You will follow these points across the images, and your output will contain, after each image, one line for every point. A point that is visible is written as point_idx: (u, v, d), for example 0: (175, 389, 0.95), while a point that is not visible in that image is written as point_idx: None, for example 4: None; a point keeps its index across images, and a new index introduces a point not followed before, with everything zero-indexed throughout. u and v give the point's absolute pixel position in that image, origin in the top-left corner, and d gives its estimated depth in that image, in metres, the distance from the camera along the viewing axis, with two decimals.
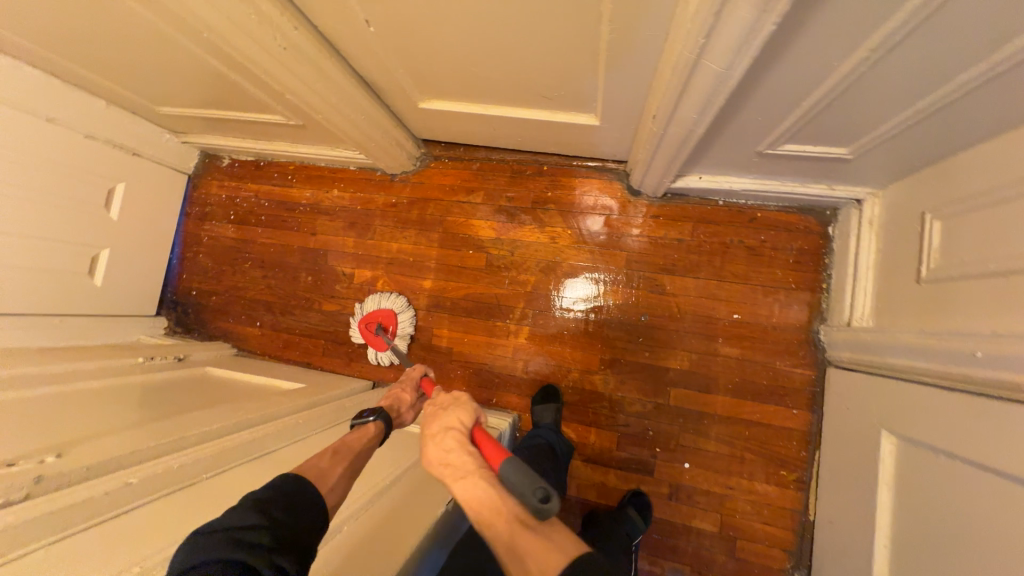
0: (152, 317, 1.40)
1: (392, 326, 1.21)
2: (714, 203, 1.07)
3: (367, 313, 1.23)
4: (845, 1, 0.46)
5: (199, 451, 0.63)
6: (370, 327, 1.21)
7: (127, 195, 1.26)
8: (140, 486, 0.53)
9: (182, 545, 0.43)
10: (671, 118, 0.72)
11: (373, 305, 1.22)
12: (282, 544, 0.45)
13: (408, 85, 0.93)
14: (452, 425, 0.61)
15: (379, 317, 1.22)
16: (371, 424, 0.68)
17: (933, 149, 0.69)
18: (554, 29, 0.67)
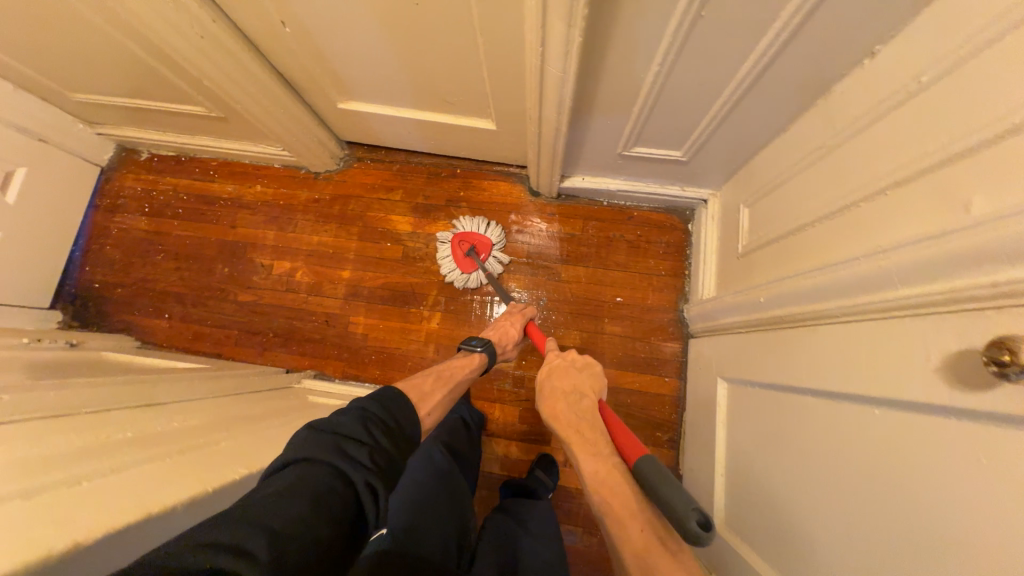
0: (44, 310, 1.33)
1: (486, 253, 1.23)
2: (600, 204, 1.25)
3: (462, 233, 1.24)
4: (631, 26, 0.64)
5: (81, 394, 0.64)
6: (464, 245, 1.22)
7: (28, 181, 1.23)
8: (24, 403, 0.56)
9: (303, 436, 0.54)
10: (541, 119, 0.89)
11: (474, 228, 1.24)
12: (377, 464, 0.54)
13: (327, 85, 1.04)
14: (584, 390, 0.84)
15: (473, 241, 1.23)
16: (479, 355, 0.96)
17: (736, 151, 0.91)
18: (444, 40, 0.82)
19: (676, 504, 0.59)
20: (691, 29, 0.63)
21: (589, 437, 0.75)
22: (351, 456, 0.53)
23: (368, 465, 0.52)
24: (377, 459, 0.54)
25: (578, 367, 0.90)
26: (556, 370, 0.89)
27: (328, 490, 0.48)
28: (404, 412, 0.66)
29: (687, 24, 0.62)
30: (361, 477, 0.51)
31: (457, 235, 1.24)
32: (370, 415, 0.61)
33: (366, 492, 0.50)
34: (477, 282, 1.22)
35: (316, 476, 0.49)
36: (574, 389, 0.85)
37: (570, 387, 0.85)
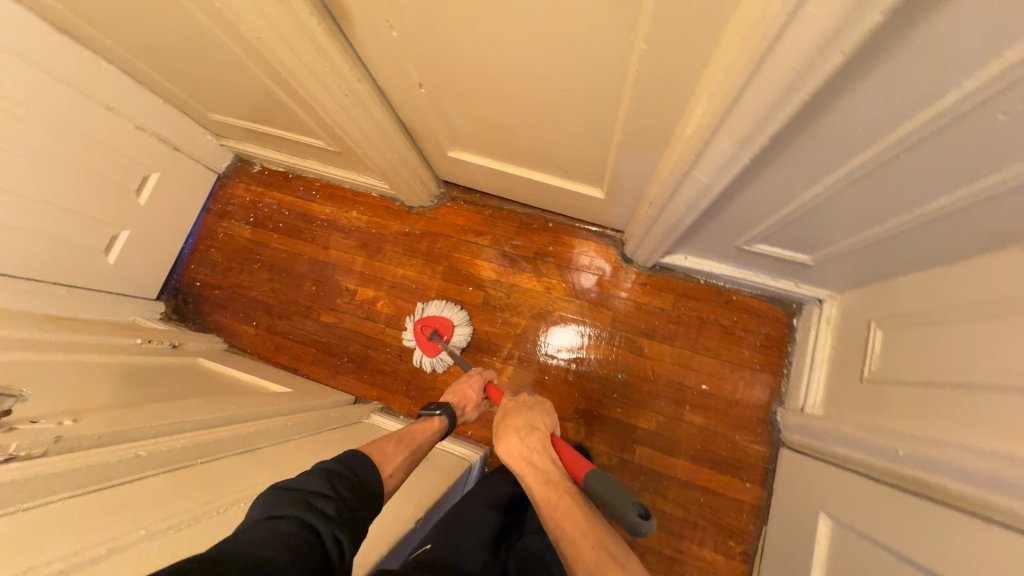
0: (152, 301, 1.44)
1: (448, 334, 1.24)
2: (696, 281, 1.19)
3: (427, 316, 1.26)
4: (802, 155, 0.58)
5: (199, 439, 0.67)
6: (426, 329, 1.24)
7: (159, 185, 1.34)
8: (152, 458, 0.60)
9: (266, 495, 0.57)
10: (664, 207, 0.84)
11: (434, 310, 1.26)
12: (343, 516, 0.58)
13: (443, 137, 1.05)
14: (536, 424, 0.82)
15: (436, 324, 1.25)
16: (439, 418, 0.94)
17: (880, 268, 0.82)
18: (578, 120, 0.80)
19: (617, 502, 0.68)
20: (878, 169, 0.56)
21: (542, 466, 0.77)
22: (320, 511, 0.57)
23: (332, 518, 0.56)
24: (341, 512, 0.59)
25: (528, 406, 0.89)
26: (508, 411, 0.88)
27: (294, 542, 0.51)
28: (368, 471, 0.69)
29: (873, 164, 0.55)
30: (327, 530, 0.55)
31: (420, 320, 1.27)
32: (335, 472, 0.65)
33: (332, 545, 0.54)
34: (447, 364, 1.23)
35: (284, 530, 0.52)
36: (528, 424, 0.83)
37: (523, 424, 0.83)
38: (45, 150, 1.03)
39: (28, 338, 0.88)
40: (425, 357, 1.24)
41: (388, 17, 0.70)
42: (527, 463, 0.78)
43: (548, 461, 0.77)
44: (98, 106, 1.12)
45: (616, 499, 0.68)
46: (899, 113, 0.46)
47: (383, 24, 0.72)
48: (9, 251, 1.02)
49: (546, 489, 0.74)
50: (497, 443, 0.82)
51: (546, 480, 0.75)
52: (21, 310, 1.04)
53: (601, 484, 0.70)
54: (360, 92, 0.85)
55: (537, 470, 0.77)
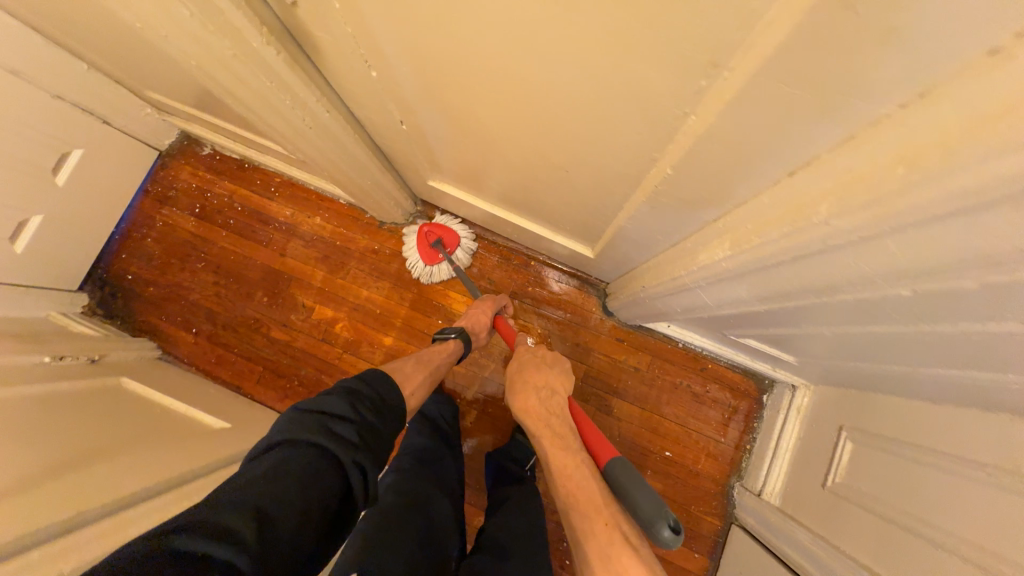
0: (72, 293, 1.27)
1: (452, 248, 1.19)
2: (673, 343, 1.15)
3: (434, 223, 1.20)
4: (817, 313, 0.53)
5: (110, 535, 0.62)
6: (430, 237, 1.18)
7: (83, 164, 1.14)
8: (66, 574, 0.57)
9: (289, 416, 0.62)
10: (655, 297, 0.78)
11: (443, 219, 1.20)
12: (363, 442, 0.63)
13: (424, 168, 0.94)
14: (555, 388, 0.88)
15: (441, 232, 1.19)
16: (454, 341, 0.97)
17: (862, 383, 0.80)
18: (578, 197, 0.71)
19: (647, 511, 0.64)
20: (891, 339, 0.52)
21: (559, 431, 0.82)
22: (337, 436, 0.61)
23: (354, 447, 0.61)
24: (361, 437, 0.63)
25: (551, 363, 0.94)
26: (527, 365, 0.93)
27: (320, 471, 0.57)
28: (380, 393, 0.73)
29: (890, 335, 0.50)
30: (348, 458, 0.59)
31: (428, 224, 1.20)
32: (357, 396, 0.68)
33: (353, 471, 0.59)
34: (444, 276, 1.20)
35: (308, 461, 0.57)
36: (545, 385, 0.89)
37: (541, 384, 0.89)
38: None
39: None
40: (422, 262, 1.19)
41: (367, 56, 0.57)
42: (544, 420, 0.84)
43: (567, 426, 0.82)
44: (7, 73, 0.92)
45: (647, 500, 0.64)
46: (931, 319, 0.42)
47: (360, 62, 0.58)
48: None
49: (563, 454, 0.78)
50: (517, 397, 0.89)
51: (565, 447, 0.79)
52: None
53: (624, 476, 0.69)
54: (330, 124, 0.72)
55: (554, 433, 0.82)
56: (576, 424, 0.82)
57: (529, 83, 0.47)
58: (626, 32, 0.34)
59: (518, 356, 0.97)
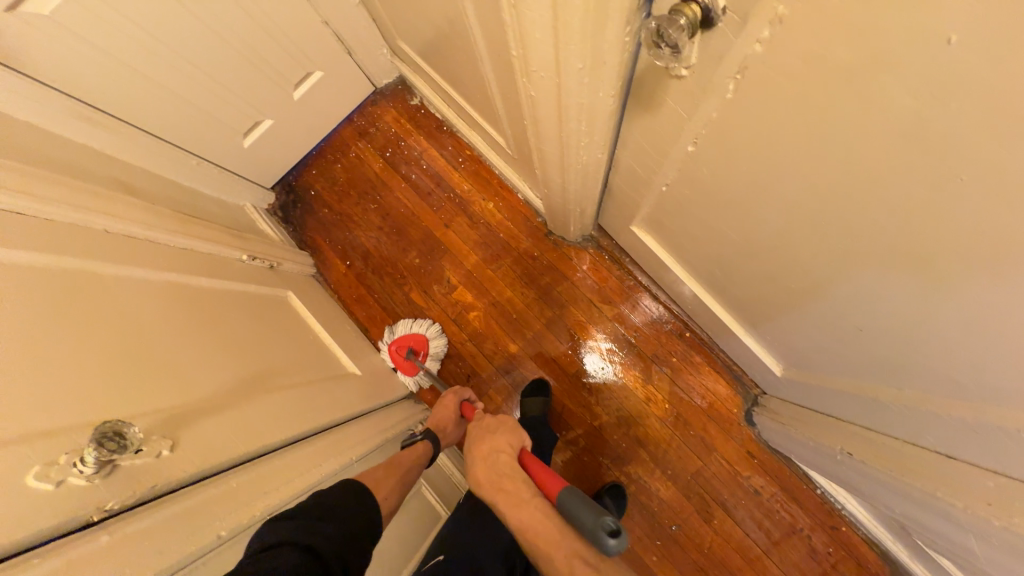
0: (266, 190, 1.39)
1: (423, 350, 1.21)
2: (810, 485, 1.02)
3: (397, 337, 1.24)
4: None
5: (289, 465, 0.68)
6: (399, 349, 1.22)
7: (316, 85, 1.22)
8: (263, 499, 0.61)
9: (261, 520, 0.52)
10: (862, 472, 0.68)
11: (402, 329, 1.24)
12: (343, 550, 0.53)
13: (639, 216, 0.87)
14: (500, 450, 0.76)
15: (410, 341, 1.23)
16: (421, 442, 0.87)
17: None
18: (838, 343, 0.61)
19: (586, 529, 0.59)
20: None
21: (512, 492, 0.69)
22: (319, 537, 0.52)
23: (330, 538, 0.53)
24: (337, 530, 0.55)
25: (494, 427, 0.82)
26: (476, 437, 0.82)
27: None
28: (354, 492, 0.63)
29: None
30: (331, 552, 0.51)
31: (393, 342, 1.24)
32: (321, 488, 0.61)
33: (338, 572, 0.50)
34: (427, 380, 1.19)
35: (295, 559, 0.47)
36: (491, 452, 0.76)
37: (488, 450, 0.77)
38: (211, 8, 0.88)
39: (124, 236, 0.79)
40: (404, 375, 1.21)
41: (700, 137, 0.49)
42: (498, 489, 0.70)
43: (517, 484, 0.70)
44: None
45: (587, 512, 0.59)
46: None
47: (685, 135, 0.51)
48: (145, 107, 0.94)
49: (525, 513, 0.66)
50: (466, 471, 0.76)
51: (517, 499, 0.68)
52: (132, 166, 0.97)
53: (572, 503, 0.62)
54: (592, 164, 0.67)
55: (509, 494, 0.69)
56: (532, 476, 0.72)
57: (935, 267, 0.38)
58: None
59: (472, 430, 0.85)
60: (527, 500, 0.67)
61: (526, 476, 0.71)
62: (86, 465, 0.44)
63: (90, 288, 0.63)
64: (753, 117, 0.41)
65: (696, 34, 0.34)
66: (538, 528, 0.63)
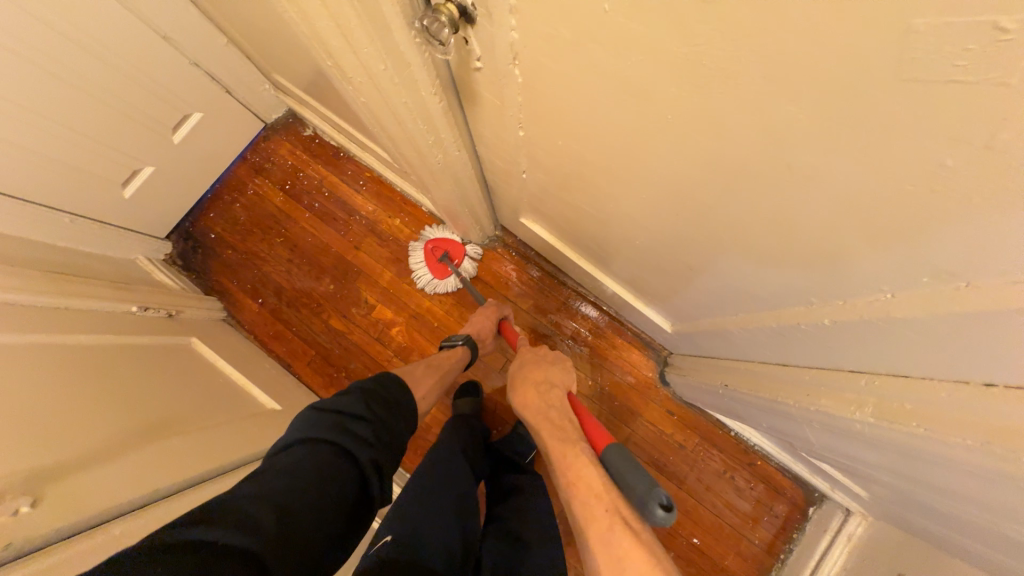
0: (159, 240, 1.33)
1: (460, 258, 1.21)
2: (725, 429, 1.11)
3: (437, 238, 1.23)
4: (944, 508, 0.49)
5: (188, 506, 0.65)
6: (437, 250, 1.21)
7: (198, 126, 1.21)
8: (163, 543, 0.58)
9: (305, 415, 0.61)
10: (737, 399, 0.76)
11: (446, 232, 1.23)
12: (376, 439, 0.63)
13: (522, 207, 0.94)
14: (555, 383, 0.89)
15: (447, 245, 1.22)
16: (462, 348, 1.00)
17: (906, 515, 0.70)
18: (687, 287, 0.70)
19: (637, 492, 0.62)
20: None
21: (563, 430, 0.78)
22: (355, 434, 0.61)
23: (367, 446, 0.61)
24: (377, 436, 0.63)
25: (552, 362, 0.96)
26: (531, 363, 0.96)
27: (334, 471, 0.55)
28: (401, 402, 0.73)
29: None
30: (365, 457, 0.59)
31: (432, 240, 1.23)
32: (371, 395, 0.69)
33: (370, 470, 0.59)
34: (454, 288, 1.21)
35: (326, 454, 0.56)
36: (546, 382, 0.90)
37: (542, 381, 0.90)
38: (68, 65, 0.86)
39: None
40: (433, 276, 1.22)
41: (521, 122, 0.56)
42: (545, 419, 0.82)
43: (568, 424, 0.80)
44: (155, 38, 0.98)
45: (641, 475, 0.64)
46: None
47: (510, 122, 0.57)
48: None
49: (561, 444, 0.75)
50: (518, 394, 0.90)
51: (563, 437, 0.76)
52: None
53: (621, 457, 0.68)
54: (453, 162, 0.72)
55: (554, 426, 0.79)
56: (582, 425, 0.79)
57: (700, 199, 0.46)
58: (869, 214, 0.32)
59: (522, 357, 1.00)
60: (574, 444, 0.74)
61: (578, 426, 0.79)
62: None
63: None
64: (544, 97, 0.48)
65: (459, 29, 0.40)
66: (572, 463, 0.70)
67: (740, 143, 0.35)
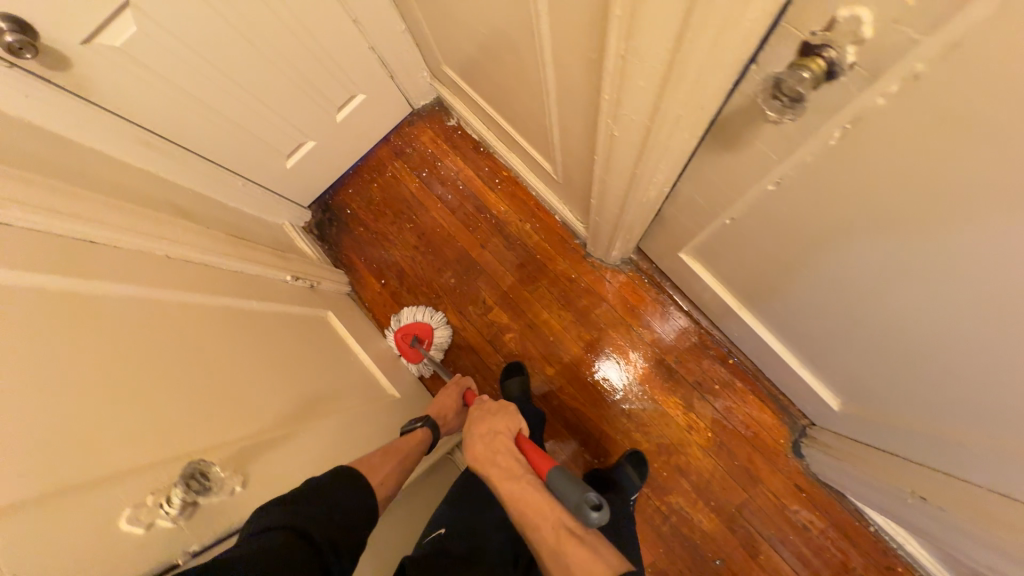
0: (302, 209, 1.40)
1: (427, 338, 1.23)
2: (862, 522, 0.99)
3: (404, 324, 1.25)
4: None
5: None
6: (406, 337, 1.23)
7: (359, 107, 1.25)
8: None
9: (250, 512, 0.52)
10: (939, 518, 0.65)
11: (409, 317, 1.25)
12: (330, 523, 0.53)
13: (689, 244, 0.86)
14: (500, 425, 0.77)
15: (414, 329, 1.24)
16: (420, 429, 0.84)
17: None
18: (916, 382, 0.60)
19: (572, 504, 0.61)
20: None
21: (506, 466, 0.70)
22: (307, 515, 0.52)
23: (319, 521, 0.52)
24: (328, 510, 0.54)
25: (493, 405, 0.83)
26: (475, 416, 0.83)
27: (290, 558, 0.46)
28: (359, 493, 0.59)
29: None
30: (320, 533, 0.50)
31: (399, 330, 1.25)
32: (328, 476, 0.60)
33: (330, 554, 0.49)
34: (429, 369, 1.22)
35: (279, 539, 0.47)
36: (490, 428, 0.78)
37: (487, 429, 0.77)
38: (266, 35, 0.90)
39: (183, 262, 0.80)
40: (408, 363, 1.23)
41: (784, 179, 0.49)
42: (492, 464, 0.71)
43: (511, 459, 0.71)
44: (347, 19, 1.02)
45: (573, 490, 0.61)
46: None
47: (767, 175, 0.50)
48: (199, 130, 0.96)
49: (507, 483, 0.67)
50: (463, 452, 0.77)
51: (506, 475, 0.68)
52: (186, 190, 0.99)
53: (557, 480, 0.63)
54: (653, 198, 0.66)
55: (499, 467, 0.71)
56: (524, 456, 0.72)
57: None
58: None
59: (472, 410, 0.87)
60: (518, 477, 0.68)
61: (522, 458, 0.72)
62: (172, 506, 0.46)
63: (155, 319, 0.62)
64: (855, 165, 0.41)
65: (816, 87, 0.34)
66: (520, 494, 0.65)
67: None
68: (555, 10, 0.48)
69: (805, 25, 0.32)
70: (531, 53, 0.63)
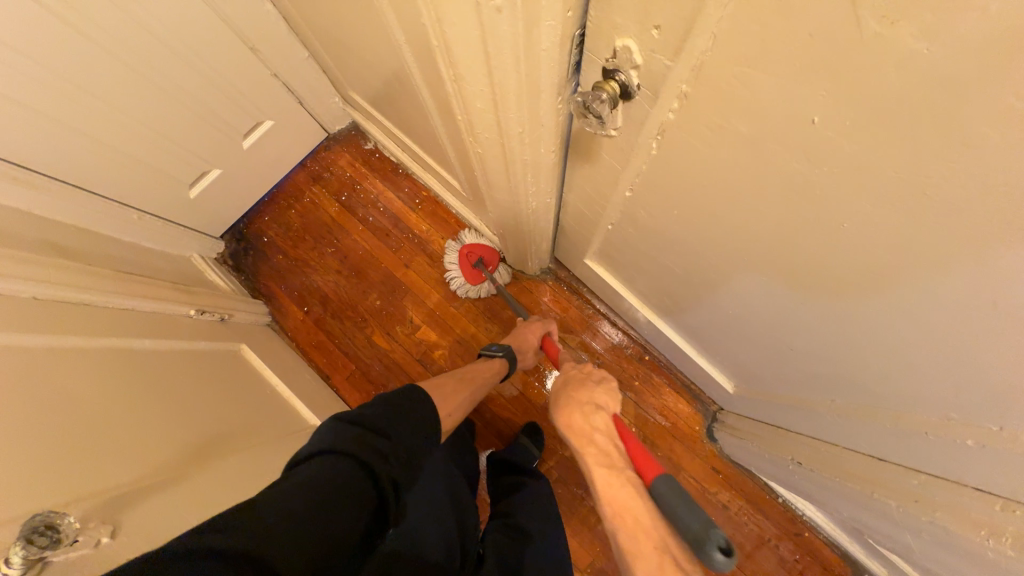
0: (213, 240, 1.34)
1: (493, 264, 1.21)
2: (772, 496, 1.07)
3: (471, 244, 1.23)
4: None
5: None
6: (472, 255, 1.21)
7: (267, 133, 1.23)
8: None
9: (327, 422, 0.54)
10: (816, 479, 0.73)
11: (480, 239, 1.23)
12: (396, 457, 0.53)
13: (589, 250, 0.92)
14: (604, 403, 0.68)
15: (482, 251, 1.22)
16: (499, 360, 0.94)
17: None
18: (775, 359, 0.67)
19: (691, 527, 0.49)
20: None
21: (604, 449, 0.62)
22: (374, 449, 0.52)
23: (390, 460, 0.52)
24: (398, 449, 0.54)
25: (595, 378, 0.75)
26: (575, 380, 0.75)
27: (351, 490, 0.48)
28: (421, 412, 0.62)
29: None
30: (386, 474, 0.51)
31: (465, 246, 1.23)
32: (394, 408, 0.59)
33: (390, 490, 0.50)
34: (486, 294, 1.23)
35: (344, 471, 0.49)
36: (590, 399, 0.69)
37: (587, 401, 0.69)
38: (153, 64, 0.87)
39: (55, 303, 0.74)
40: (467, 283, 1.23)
41: (634, 186, 0.55)
42: (589, 444, 0.63)
43: (612, 444, 0.62)
44: (242, 46, 1.01)
45: (694, 515, 0.49)
46: None
47: (621, 184, 0.56)
48: (79, 165, 0.90)
49: (606, 474, 0.58)
50: (558, 413, 0.70)
51: (610, 463, 0.59)
52: (67, 227, 0.92)
53: (669, 489, 0.52)
54: (539, 209, 0.71)
55: (597, 448, 0.62)
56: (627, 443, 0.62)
57: (848, 301, 0.44)
58: None
59: (567, 372, 0.80)
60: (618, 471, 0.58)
61: (623, 448, 0.62)
62: (13, 565, 0.41)
63: (14, 363, 0.57)
64: (675, 172, 0.47)
65: (616, 106, 0.39)
66: (618, 494, 0.55)
67: (939, 272, 0.33)
68: (410, 40, 0.51)
69: (598, 55, 0.37)
70: (408, 79, 0.66)
